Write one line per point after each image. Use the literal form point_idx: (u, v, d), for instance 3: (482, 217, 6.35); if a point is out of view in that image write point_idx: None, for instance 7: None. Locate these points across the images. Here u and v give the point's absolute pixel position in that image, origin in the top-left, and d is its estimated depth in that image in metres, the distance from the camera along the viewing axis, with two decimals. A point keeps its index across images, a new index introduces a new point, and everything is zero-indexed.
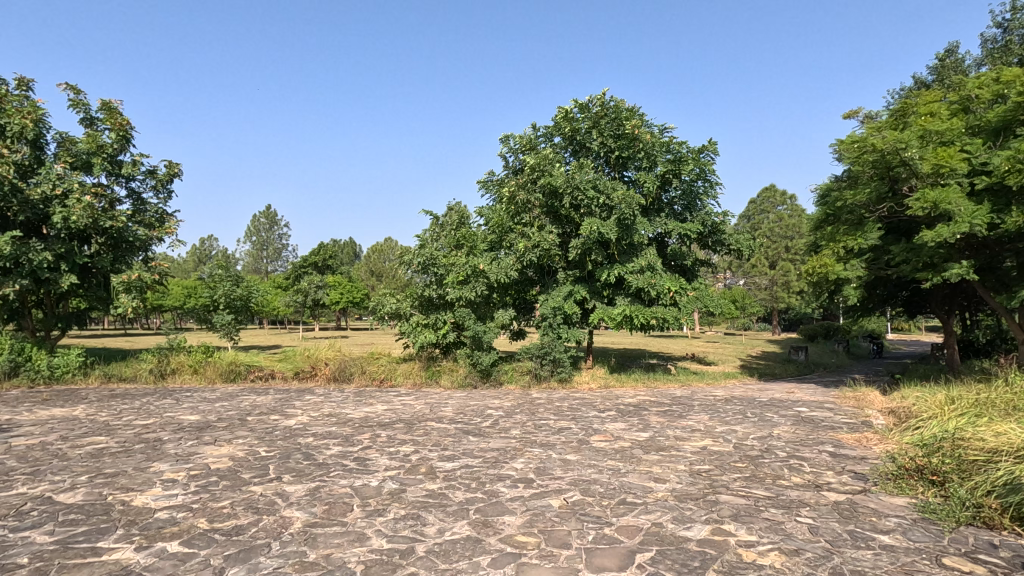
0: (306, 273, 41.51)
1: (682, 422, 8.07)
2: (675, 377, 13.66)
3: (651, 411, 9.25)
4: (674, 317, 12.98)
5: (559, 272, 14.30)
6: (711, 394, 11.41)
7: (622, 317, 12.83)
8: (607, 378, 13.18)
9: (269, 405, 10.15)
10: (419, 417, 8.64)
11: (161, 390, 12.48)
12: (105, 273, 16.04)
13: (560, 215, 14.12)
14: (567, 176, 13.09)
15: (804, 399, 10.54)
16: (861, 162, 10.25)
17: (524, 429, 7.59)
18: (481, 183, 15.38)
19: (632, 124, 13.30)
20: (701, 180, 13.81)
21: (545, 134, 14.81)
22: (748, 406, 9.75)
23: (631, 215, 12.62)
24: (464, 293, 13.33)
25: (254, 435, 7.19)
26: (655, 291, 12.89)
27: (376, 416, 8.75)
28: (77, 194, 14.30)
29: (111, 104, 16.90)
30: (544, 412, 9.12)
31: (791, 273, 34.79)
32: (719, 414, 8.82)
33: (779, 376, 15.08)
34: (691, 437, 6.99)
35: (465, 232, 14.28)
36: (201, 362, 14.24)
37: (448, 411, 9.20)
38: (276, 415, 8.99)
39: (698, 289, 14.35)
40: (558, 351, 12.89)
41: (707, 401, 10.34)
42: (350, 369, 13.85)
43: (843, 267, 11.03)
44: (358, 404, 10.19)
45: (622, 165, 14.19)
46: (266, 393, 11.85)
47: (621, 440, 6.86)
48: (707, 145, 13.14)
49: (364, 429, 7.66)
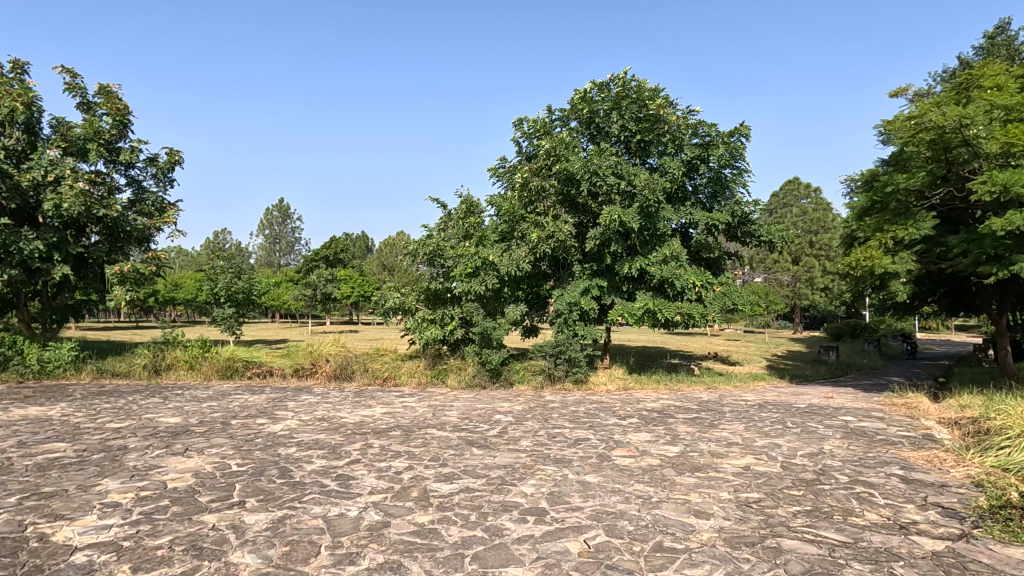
0: (317, 266, 40.93)
1: (715, 433, 7.11)
2: (700, 379, 12.63)
3: (677, 419, 8.30)
4: (700, 314, 11.99)
5: (575, 265, 13.36)
6: (741, 398, 10.40)
7: (644, 312, 11.94)
8: (626, 380, 12.28)
9: (261, 406, 9.39)
10: (420, 423, 7.78)
11: (153, 388, 11.80)
12: (102, 265, 15.52)
13: (577, 204, 13.31)
14: (584, 161, 12.24)
15: (847, 406, 9.50)
16: (915, 143, 9.23)
17: (536, 440, 6.70)
18: (492, 171, 14.46)
19: (656, 104, 12.33)
20: (730, 166, 12.71)
21: (562, 118, 13.89)
22: (786, 414, 8.74)
23: (654, 202, 11.79)
24: (473, 286, 12.48)
25: (232, 444, 6.37)
26: (680, 285, 11.94)
27: (373, 421, 7.91)
28: (71, 180, 13.65)
29: (109, 88, 16.27)
30: (558, 418, 8.22)
31: (816, 269, 33.43)
32: (756, 423, 7.85)
33: (811, 378, 14.01)
34: (730, 453, 6.04)
35: (473, 222, 13.38)
36: (197, 358, 13.57)
37: (452, 417, 8.33)
38: (265, 418, 8.19)
39: (726, 284, 13.26)
40: (574, 350, 11.94)
41: (738, 407, 9.35)
42: (352, 367, 13.07)
43: (891, 261, 9.83)
44: (357, 406, 9.40)
45: (644, 150, 13.26)
46: (261, 392, 11.10)
47: (648, 456, 5.93)
48: (740, 127, 12.01)
49: (356, 438, 6.82)
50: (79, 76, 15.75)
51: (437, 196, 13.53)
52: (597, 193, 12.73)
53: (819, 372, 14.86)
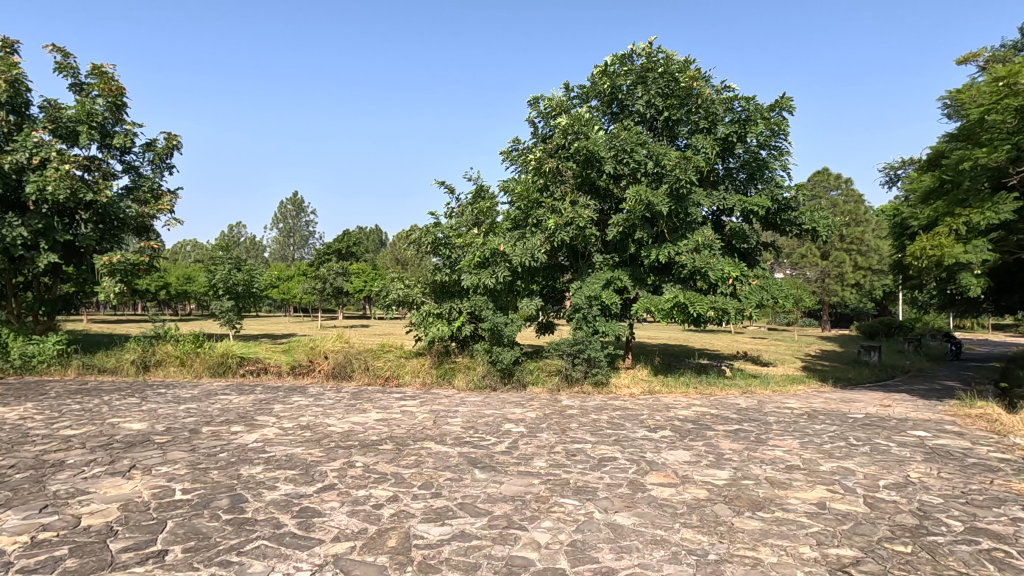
0: (329, 259, 40.15)
1: (767, 453, 5.91)
2: (734, 382, 11.42)
3: (717, 431, 7.12)
4: (736, 309, 10.75)
5: (595, 255, 12.23)
6: (784, 406, 9.16)
7: (672, 307, 10.75)
8: (651, 383, 11.14)
9: (244, 409, 8.40)
10: (417, 434, 6.69)
11: (138, 386, 10.95)
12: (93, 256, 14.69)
13: (597, 188, 12.14)
14: (608, 138, 11.11)
15: (912, 417, 8.21)
16: (1003, 109, 7.86)
17: (551, 460, 5.57)
18: (505, 154, 13.27)
19: (687, 75, 11.06)
20: (771, 144, 11.33)
21: (580, 95, 12.68)
22: (843, 426, 7.50)
23: (686, 183, 10.62)
24: (482, 278, 11.28)
25: (188, 460, 5.34)
26: (713, 276, 10.73)
27: (363, 431, 6.85)
28: (57, 162, 12.80)
29: (103, 68, 15.42)
30: (577, 429, 7.08)
31: (846, 264, 31.71)
32: (812, 438, 6.64)
33: (856, 382, 12.67)
34: (794, 482, 4.84)
35: (484, 208, 12.23)
36: (189, 354, 12.67)
37: (454, 426, 7.25)
38: (242, 425, 7.18)
39: (764, 276, 11.96)
40: (595, 349, 10.76)
41: (786, 417, 8.11)
42: (352, 365, 12.07)
43: (963, 250, 8.48)
44: (350, 410, 8.35)
45: (671, 128, 12.03)
46: (250, 392, 10.14)
47: (691, 484, 4.77)
48: (783, 99, 10.64)
49: (339, 454, 5.76)
50: (71, 55, 14.92)
51: (443, 180, 12.40)
52: (621, 175, 11.56)
53: (864, 376, 13.49)
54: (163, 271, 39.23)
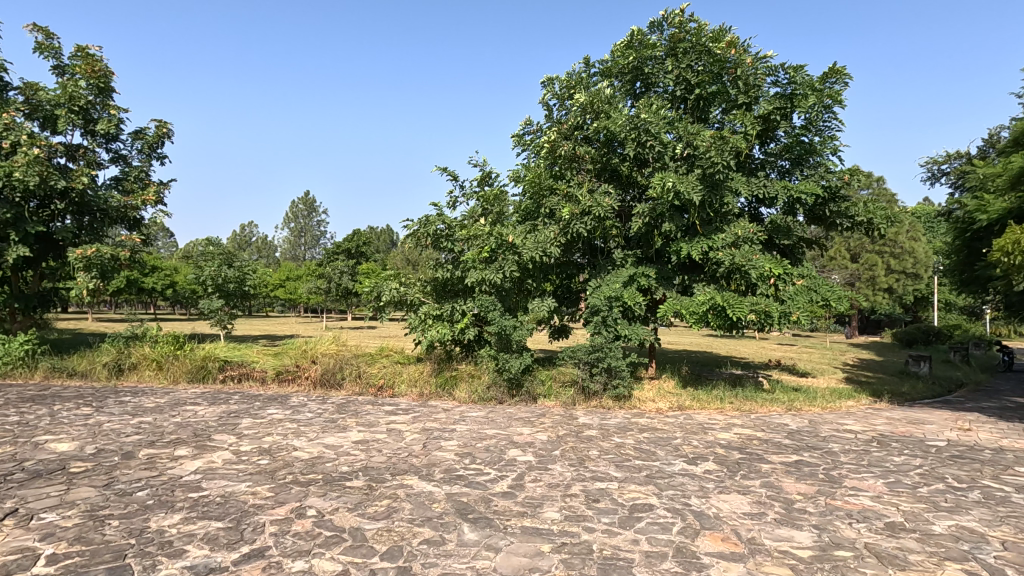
0: (337, 259, 38.92)
1: (852, 502, 4.49)
2: (775, 397, 9.97)
3: (774, 465, 5.70)
4: (780, 313, 9.27)
5: (616, 251, 10.87)
6: (843, 429, 7.70)
7: (706, 310, 9.36)
8: (681, 397, 9.74)
9: (204, 425, 7.14)
10: (398, 465, 5.36)
11: (103, 393, 9.81)
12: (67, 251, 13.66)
13: (620, 174, 10.79)
14: (631, 116, 9.78)
15: (1010, 447, 6.69)
16: None
17: (566, 509, 4.21)
18: (516, 138, 11.94)
19: (724, 43, 9.67)
20: (819, 124, 9.87)
21: (600, 73, 11.38)
22: (930, 459, 6.03)
23: (722, 168, 9.24)
24: (487, 274, 9.94)
25: (90, 504, 4.06)
26: (754, 274, 9.27)
27: (333, 459, 5.54)
28: (26, 146, 11.85)
29: (87, 49, 14.28)
30: (598, 460, 5.72)
31: (878, 267, 29.80)
32: (901, 479, 5.19)
33: (914, 398, 11.10)
34: (913, 557, 3.42)
35: (491, 197, 10.94)
36: (167, 356, 11.51)
37: (447, 453, 5.92)
38: (191, 446, 5.92)
39: (809, 275, 10.47)
40: (616, 358, 9.35)
41: (852, 445, 6.65)
42: (342, 372, 10.86)
43: None
44: (328, 428, 7.06)
45: (703, 109, 10.69)
46: (223, 403, 8.93)
47: (765, 558, 3.38)
48: (837, 70, 9.18)
49: (291, 494, 4.44)
50: (54, 35, 13.94)
51: (446, 166, 11.10)
52: (646, 158, 10.21)
53: (920, 390, 11.88)
54: (169, 271, 38.63)
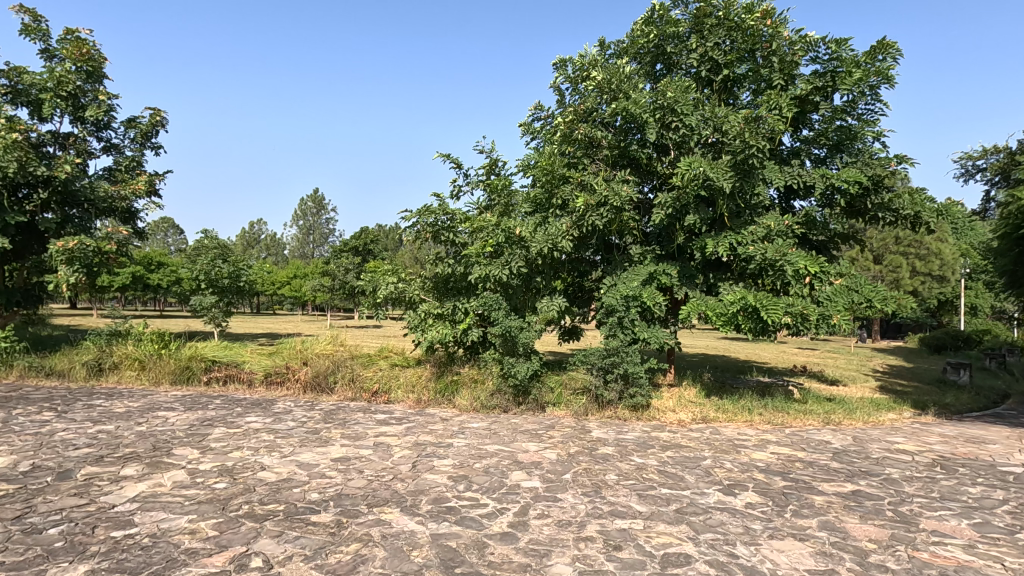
0: (343, 256, 37.93)
1: (943, 556, 3.55)
2: (809, 408, 9.01)
3: (829, 497, 4.75)
4: (818, 315, 8.31)
5: (633, 247, 9.95)
6: (896, 449, 6.72)
7: (735, 312, 8.43)
8: (705, 408, 8.80)
9: (168, 436, 6.31)
10: (378, 493, 4.48)
11: (75, 395, 9.05)
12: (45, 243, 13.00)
13: (639, 162, 9.87)
14: (653, 96, 8.86)
15: None
16: None
17: (581, 562, 3.31)
18: (525, 125, 11.05)
19: (757, 15, 8.71)
20: (862, 106, 8.90)
21: (617, 53, 10.46)
22: (1014, 492, 5.05)
23: (758, 155, 8.28)
24: (492, 270, 9.05)
25: None
26: (789, 272, 8.32)
27: (303, 483, 4.67)
28: (4, 131, 11.15)
29: (75, 32, 13.50)
30: (617, 488, 4.80)
31: (903, 268, 28.48)
32: (992, 521, 4.22)
33: (962, 411, 10.05)
34: None
35: (498, 186, 10.07)
36: (150, 356, 10.75)
37: (438, 475, 5.03)
38: (142, 464, 5.08)
39: (849, 274, 9.45)
40: (633, 364, 8.44)
41: (914, 471, 5.68)
42: (335, 376, 10.05)
43: None
44: (307, 442, 6.20)
45: (730, 91, 9.76)
46: (200, 409, 8.11)
47: None
48: (884, 44, 8.22)
49: (239, 533, 3.58)
50: (40, 16, 13.24)
51: (450, 152, 10.23)
52: (668, 144, 9.29)
53: (965, 402, 10.81)
54: (173, 268, 38.17)
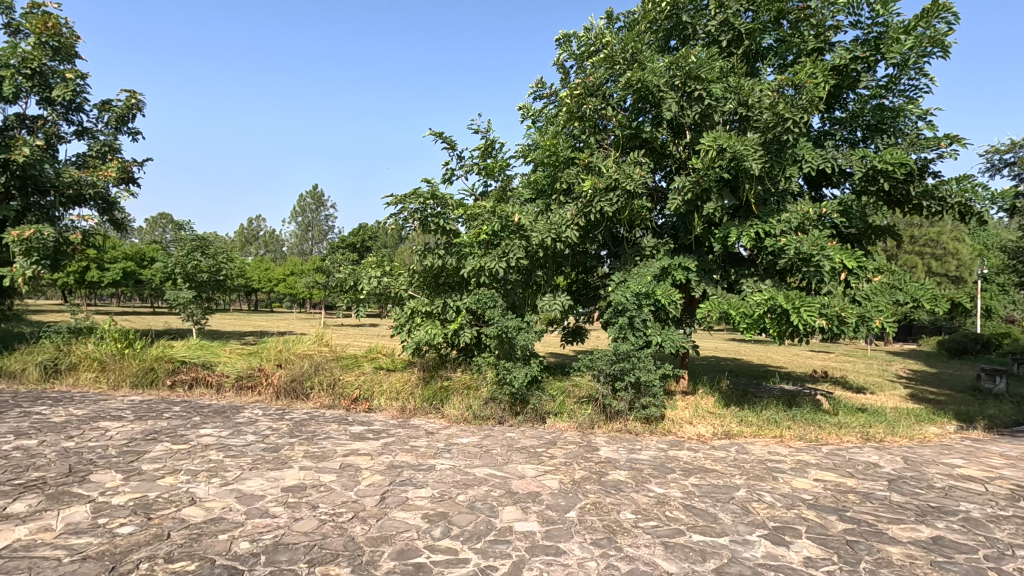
0: (341, 253, 36.94)
1: None
2: (843, 420, 7.96)
3: (909, 548, 3.70)
4: (858, 317, 7.28)
5: (645, 239, 8.90)
6: (961, 475, 5.67)
7: (764, 313, 7.39)
8: (726, 421, 7.77)
9: (96, 454, 5.29)
10: (326, 544, 3.44)
11: (18, 400, 8.05)
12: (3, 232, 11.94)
13: (652, 143, 8.82)
14: (669, 65, 7.81)
15: None
16: None
17: None
18: (525, 106, 10.04)
19: None
20: (908, 79, 7.84)
21: (627, 26, 9.44)
22: None
23: (794, 132, 7.22)
24: (487, 262, 8.04)
25: None
26: (826, 268, 7.26)
27: (234, 527, 3.64)
28: None
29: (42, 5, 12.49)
30: (635, 534, 3.76)
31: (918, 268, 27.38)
32: None
33: (1011, 424, 8.98)
34: None
35: (494, 170, 9.05)
36: (109, 355, 9.78)
37: (410, 515, 4.00)
38: (40, 496, 4.06)
39: (889, 271, 8.39)
40: (646, 370, 7.39)
41: (997, 507, 4.62)
42: (313, 380, 9.06)
43: None
44: (260, 464, 5.17)
45: (754, 66, 8.72)
46: (151, 419, 7.07)
47: None
48: (936, 5, 7.16)
49: None
50: None
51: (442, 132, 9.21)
52: (685, 123, 8.28)
53: (1010, 414, 9.75)
54: None
